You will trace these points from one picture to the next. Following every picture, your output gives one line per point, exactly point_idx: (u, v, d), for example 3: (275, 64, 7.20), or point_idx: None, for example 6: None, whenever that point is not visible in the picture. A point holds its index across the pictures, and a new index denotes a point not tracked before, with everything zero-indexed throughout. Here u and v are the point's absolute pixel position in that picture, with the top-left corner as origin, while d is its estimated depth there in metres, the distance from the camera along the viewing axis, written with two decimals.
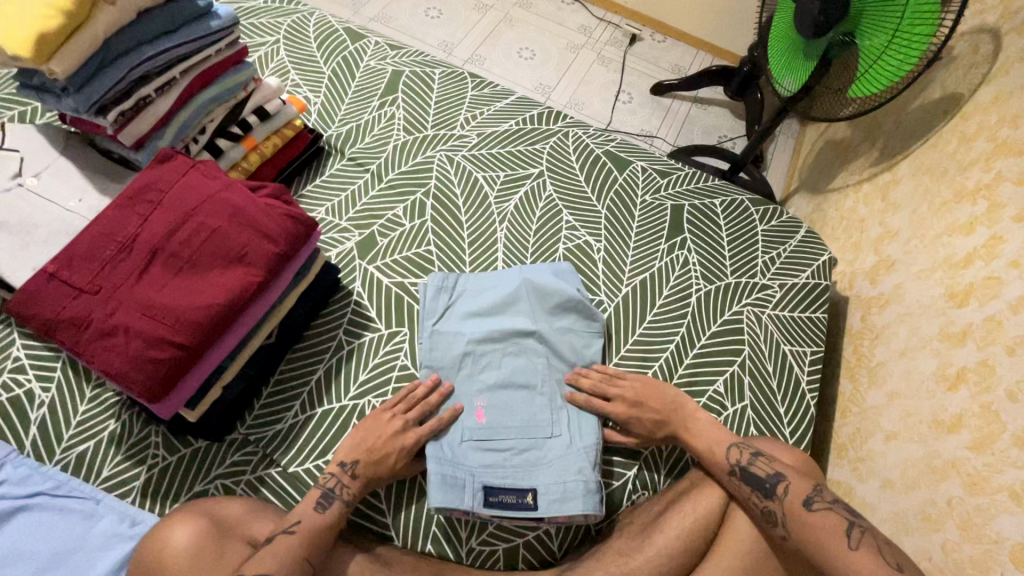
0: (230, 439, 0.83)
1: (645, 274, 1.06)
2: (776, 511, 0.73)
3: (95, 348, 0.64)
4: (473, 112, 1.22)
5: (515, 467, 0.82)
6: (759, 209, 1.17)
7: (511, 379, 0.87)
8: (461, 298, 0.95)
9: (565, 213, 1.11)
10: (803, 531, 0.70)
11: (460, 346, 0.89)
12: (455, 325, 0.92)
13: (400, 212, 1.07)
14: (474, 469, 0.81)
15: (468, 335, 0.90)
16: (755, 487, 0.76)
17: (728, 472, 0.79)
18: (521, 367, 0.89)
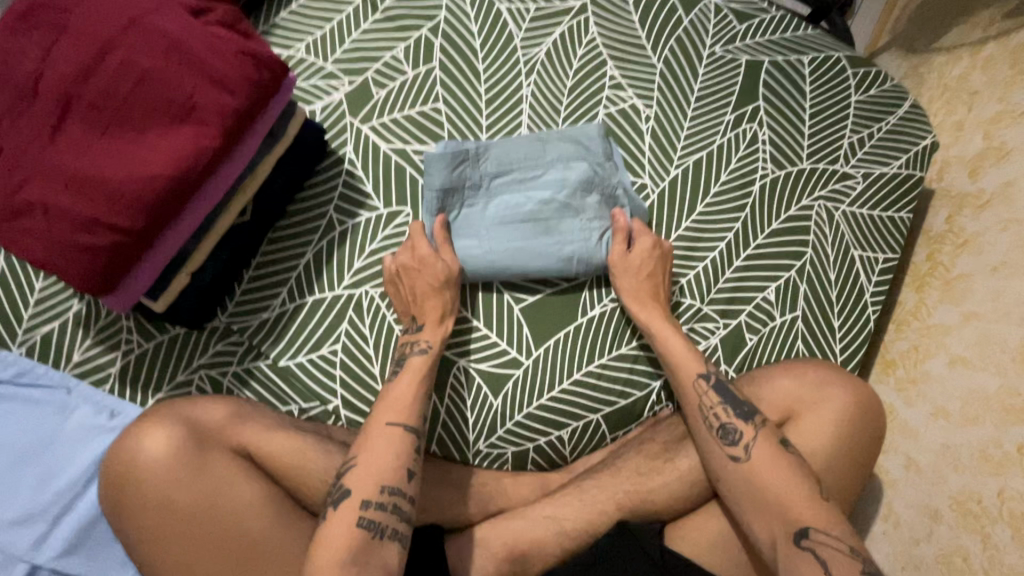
0: (211, 327, 0.74)
1: (701, 152, 0.86)
2: (742, 431, 0.67)
3: (12, 229, 0.52)
4: None
5: (527, 184, 0.79)
6: (857, 71, 0.92)
7: (532, 209, 0.78)
8: (490, 166, 0.79)
9: (610, 65, 0.87)
10: (769, 457, 0.65)
11: (489, 210, 0.78)
12: (486, 192, 0.79)
13: (399, 54, 0.84)
14: (487, 192, 0.79)
15: (497, 199, 0.79)
16: (729, 404, 0.70)
17: (700, 378, 0.72)
18: (544, 206, 0.78)
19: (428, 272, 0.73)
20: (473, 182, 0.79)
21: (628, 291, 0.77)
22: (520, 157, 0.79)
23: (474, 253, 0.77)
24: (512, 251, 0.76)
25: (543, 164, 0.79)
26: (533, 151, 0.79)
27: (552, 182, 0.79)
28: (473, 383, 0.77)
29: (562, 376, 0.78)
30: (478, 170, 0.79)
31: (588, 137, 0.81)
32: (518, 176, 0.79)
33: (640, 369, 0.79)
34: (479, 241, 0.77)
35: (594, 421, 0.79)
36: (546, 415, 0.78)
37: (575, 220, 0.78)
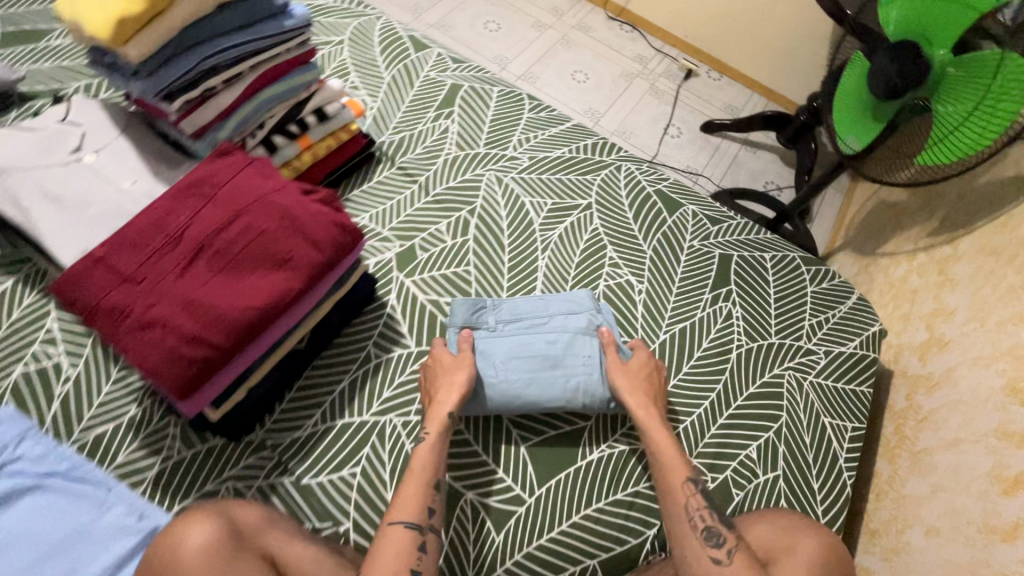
0: (247, 441, 0.81)
1: (685, 322, 1.02)
2: (726, 536, 0.74)
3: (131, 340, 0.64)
4: (527, 135, 1.21)
5: (534, 329, 0.93)
6: (810, 268, 1.13)
7: (540, 347, 0.90)
8: (503, 314, 0.95)
9: (609, 248, 1.09)
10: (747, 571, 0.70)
11: (503, 347, 0.90)
12: (500, 334, 0.93)
13: (442, 228, 1.05)
14: (500, 334, 0.92)
15: (510, 338, 0.92)
16: (710, 507, 0.77)
17: (688, 482, 0.79)
18: (552, 344, 0.90)
19: (450, 366, 0.86)
20: (489, 327, 0.93)
21: (626, 385, 0.86)
22: (528, 309, 0.95)
23: (490, 382, 0.87)
24: (525, 380, 0.87)
25: (548, 317, 0.94)
26: (539, 305, 0.95)
27: (556, 327, 0.93)
28: (478, 516, 0.82)
29: (562, 516, 0.83)
30: (496, 317, 0.94)
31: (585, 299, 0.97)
32: (529, 325, 0.93)
33: (635, 514, 0.84)
34: (495, 372, 0.88)
35: (591, 566, 0.81)
36: (545, 555, 0.81)
37: (585, 355, 0.90)
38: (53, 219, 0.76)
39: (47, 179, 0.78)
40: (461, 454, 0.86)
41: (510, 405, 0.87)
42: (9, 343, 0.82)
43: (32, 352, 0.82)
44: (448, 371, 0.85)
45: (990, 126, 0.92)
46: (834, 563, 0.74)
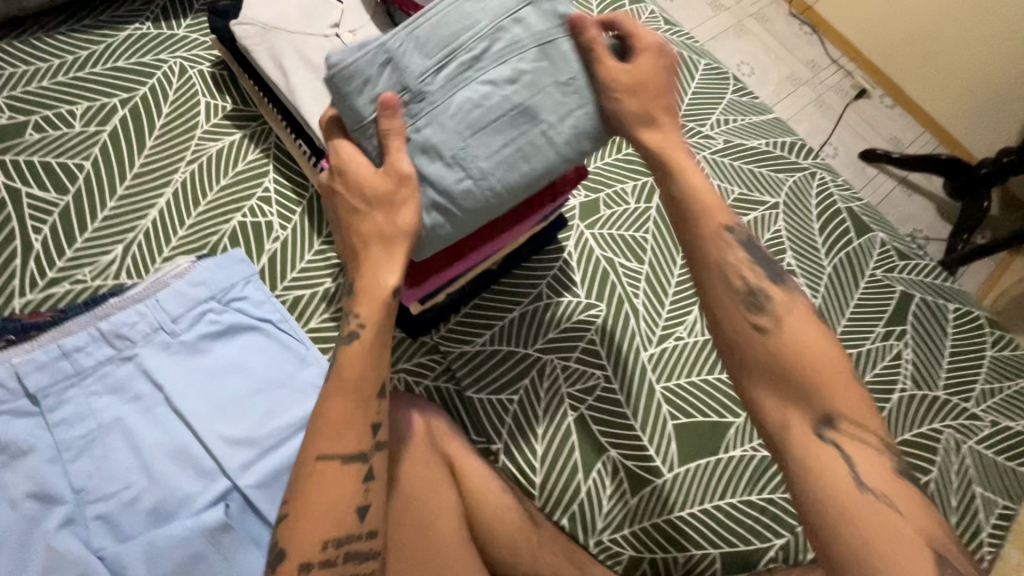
0: (421, 340, 0.85)
1: (851, 350, 0.98)
2: (771, 296, 0.60)
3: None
4: (726, 117, 1.16)
5: (459, 68, 0.64)
6: (995, 332, 1.05)
7: (482, 97, 0.64)
8: (406, 62, 0.64)
9: (789, 255, 1.04)
10: (798, 325, 0.58)
11: (449, 115, 0.64)
12: (430, 96, 0.64)
13: (628, 189, 1.04)
14: (428, 98, 0.64)
15: (444, 100, 0.64)
16: (756, 264, 0.63)
17: (723, 231, 0.64)
18: (495, 78, 0.65)
19: (380, 185, 0.63)
20: (413, 93, 0.64)
21: (634, 116, 0.66)
22: (451, 33, 0.64)
23: (454, 173, 0.65)
24: (505, 160, 0.65)
25: (480, 29, 0.64)
26: (451, 13, 0.64)
27: (492, 55, 0.64)
28: (617, 475, 0.83)
29: (695, 500, 0.83)
30: (415, 70, 0.64)
31: (515, 9, 0.64)
32: (457, 56, 0.64)
33: (766, 520, 0.84)
34: (462, 169, 0.65)
35: (713, 555, 0.81)
36: (671, 530, 0.82)
37: (551, 74, 0.65)
38: (310, 86, 0.79)
39: (308, 47, 0.81)
40: (609, 413, 0.86)
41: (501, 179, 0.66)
42: (231, 192, 0.88)
43: (249, 206, 0.87)
44: (390, 206, 0.63)
45: None
46: None
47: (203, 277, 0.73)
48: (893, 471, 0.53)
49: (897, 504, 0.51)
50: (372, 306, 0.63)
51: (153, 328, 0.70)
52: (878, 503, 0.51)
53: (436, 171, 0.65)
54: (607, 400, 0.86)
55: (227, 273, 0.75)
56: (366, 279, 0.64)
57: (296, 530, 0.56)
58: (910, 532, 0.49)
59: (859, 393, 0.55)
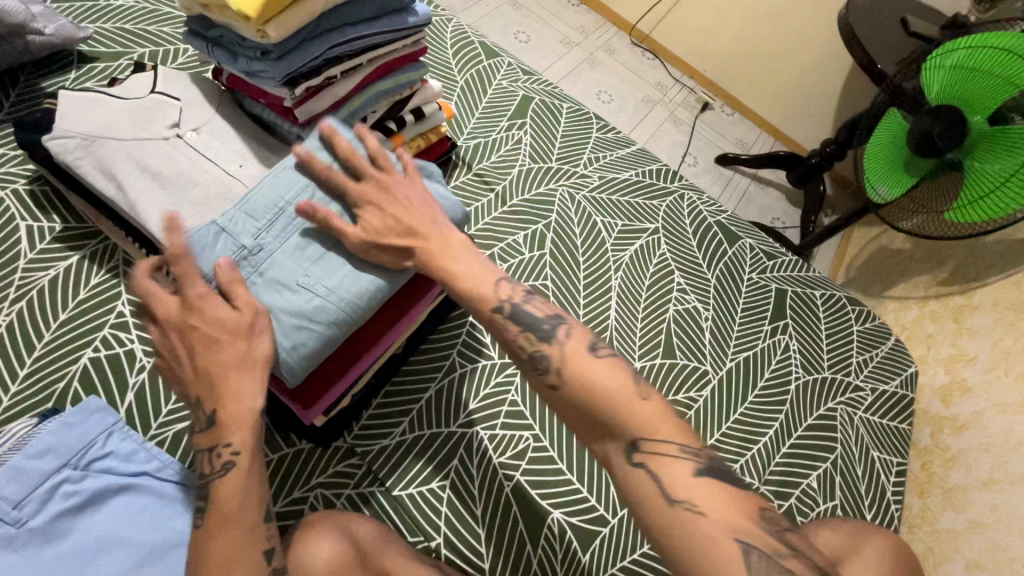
0: (334, 446, 0.78)
1: (748, 352, 1.06)
2: (550, 356, 0.63)
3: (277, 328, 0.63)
4: (596, 154, 1.23)
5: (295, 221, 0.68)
6: (855, 308, 1.19)
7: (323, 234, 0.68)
8: (242, 229, 0.66)
9: (677, 274, 1.11)
10: (580, 372, 0.61)
11: (293, 262, 0.66)
12: (271, 252, 0.66)
13: (520, 239, 1.05)
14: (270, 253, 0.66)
15: (288, 251, 0.67)
16: (526, 329, 0.66)
17: (494, 311, 0.67)
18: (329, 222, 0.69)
19: (233, 319, 0.60)
20: (254, 251, 0.65)
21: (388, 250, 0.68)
22: (279, 198, 0.68)
23: (302, 299, 0.64)
24: (348, 276, 0.67)
25: (312, 186, 0.70)
26: (275, 179, 0.69)
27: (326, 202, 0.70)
28: (565, 535, 0.81)
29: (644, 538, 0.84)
30: (248, 233, 0.66)
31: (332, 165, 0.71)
32: (288, 209, 0.68)
33: None
34: (311, 291, 0.65)
35: None
36: None
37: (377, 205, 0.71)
38: (152, 195, 0.71)
39: (143, 152, 0.73)
40: (545, 472, 0.84)
41: (353, 291, 0.66)
42: (74, 324, 0.76)
43: (100, 337, 0.76)
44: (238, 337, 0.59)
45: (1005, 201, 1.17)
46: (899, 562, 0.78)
47: (47, 444, 0.61)
48: (700, 470, 0.55)
49: (706, 506, 0.52)
50: (245, 432, 0.58)
51: None
52: (689, 513, 0.52)
53: (284, 300, 0.64)
54: (540, 460, 0.84)
55: (81, 431, 0.63)
56: (229, 402, 0.58)
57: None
58: (713, 532, 0.51)
59: (653, 409, 0.58)
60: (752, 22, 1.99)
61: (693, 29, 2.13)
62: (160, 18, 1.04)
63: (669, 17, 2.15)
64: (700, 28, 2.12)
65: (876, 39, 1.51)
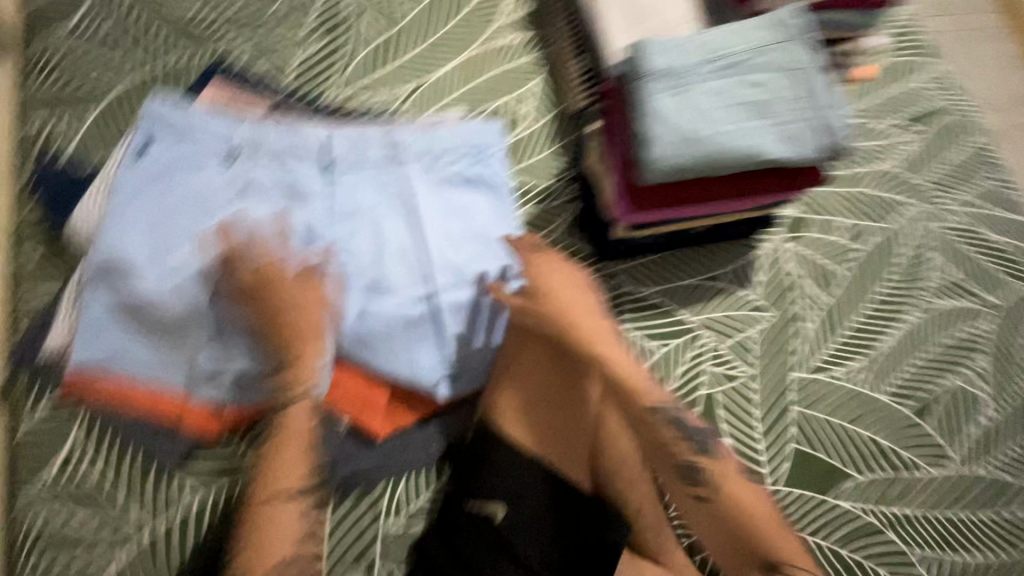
0: (598, 263, 0.92)
1: (1012, 479, 0.89)
2: (703, 468, 0.70)
3: (667, 133, 0.71)
4: (982, 200, 1.06)
5: (723, 68, 0.74)
6: None
7: (737, 92, 0.74)
8: (686, 55, 0.74)
9: (984, 357, 0.96)
10: (734, 494, 0.69)
11: (701, 99, 0.73)
12: (693, 79, 0.74)
13: (842, 225, 1.01)
14: (692, 82, 0.74)
15: (703, 86, 0.74)
16: (687, 437, 0.71)
17: (654, 411, 0.71)
18: (749, 85, 0.74)
19: (319, 320, 0.75)
20: (683, 72, 0.74)
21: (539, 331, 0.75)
22: (725, 45, 0.75)
23: (693, 128, 0.72)
24: (733, 134, 0.72)
25: (750, 51, 0.75)
26: (730, 32, 0.76)
27: (756, 70, 0.75)
28: None
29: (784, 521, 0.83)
30: (686, 58, 0.74)
31: (775, 47, 0.76)
32: (721, 60, 0.75)
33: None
34: (700, 126, 0.72)
35: None
36: None
37: (792, 97, 0.74)
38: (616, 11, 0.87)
39: None
40: (741, 404, 0.88)
41: (732, 146, 0.72)
42: (504, 78, 0.99)
43: (511, 96, 0.98)
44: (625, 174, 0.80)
45: None
46: None
47: (472, 133, 0.87)
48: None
49: None
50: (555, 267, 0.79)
51: (425, 151, 0.85)
52: None
53: (682, 122, 0.72)
54: (740, 396, 0.88)
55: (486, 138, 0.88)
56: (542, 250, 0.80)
57: (252, 560, 0.63)
58: None
59: (795, 540, 0.68)
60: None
61: None
62: None
63: None
64: None
65: None
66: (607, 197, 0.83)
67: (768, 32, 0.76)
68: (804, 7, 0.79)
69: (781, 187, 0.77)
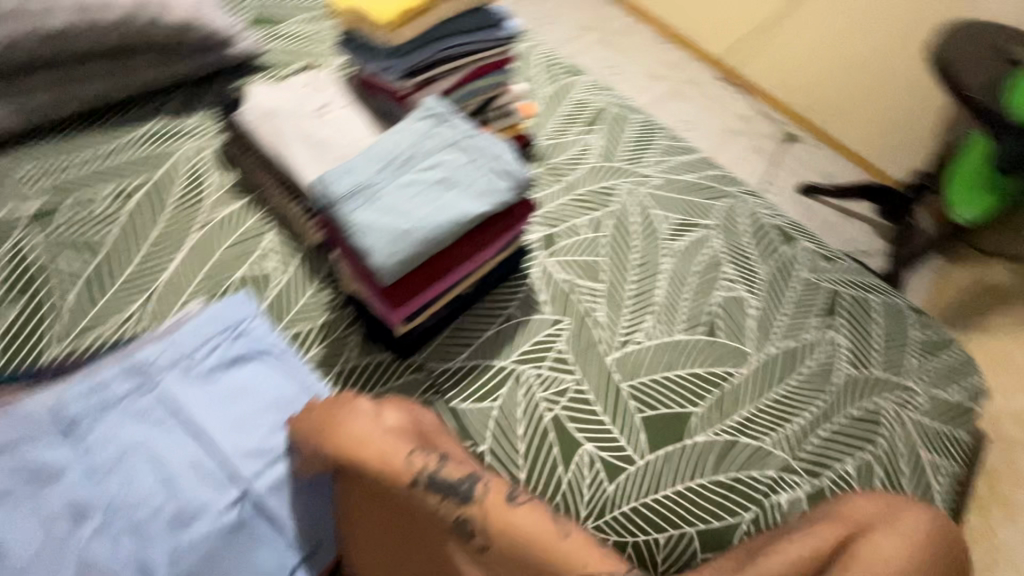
0: (408, 362, 0.96)
1: (793, 342, 1.11)
2: (470, 523, 0.72)
3: (382, 235, 0.78)
4: (662, 158, 1.35)
5: (399, 165, 0.85)
6: (915, 316, 1.20)
7: (422, 178, 0.84)
8: (365, 170, 0.83)
9: (727, 266, 1.19)
10: (506, 526, 0.71)
11: (395, 198, 0.82)
12: (380, 184, 0.82)
13: (582, 222, 1.19)
14: (381, 187, 0.82)
15: (391, 186, 0.83)
16: (446, 495, 0.73)
17: (412, 485, 0.73)
18: (428, 169, 0.85)
19: None
20: (369, 183, 0.82)
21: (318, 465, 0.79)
22: (393, 149, 0.86)
23: (400, 221, 0.80)
24: (434, 211, 0.82)
25: (414, 143, 0.87)
26: (391, 138, 0.88)
27: (427, 155, 0.87)
28: (594, 465, 0.91)
29: (666, 483, 0.91)
30: (367, 171, 0.83)
31: (434, 132, 0.89)
32: (397, 159, 0.85)
33: (734, 496, 0.92)
34: (406, 217, 0.80)
35: (688, 533, 0.88)
36: (650, 513, 0.88)
37: (465, 163, 0.87)
38: (303, 154, 0.95)
39: (301, 124, 0.99)
40: (582, 410, 0.95)
41: (438, 220, 0.81)
42: (236, 248, 1.01)
43: (252, 258, 1.00)
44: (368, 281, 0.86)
45: None
46: (943, 539, 0.80)
47: (215, 315, 0.89)
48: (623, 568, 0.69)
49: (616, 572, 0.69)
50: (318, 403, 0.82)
51: (175, 359, 0.85)
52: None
53: (390, 222, 0.79)
54: (579, 401, 0.96)
55: (234, 312, 0.91)
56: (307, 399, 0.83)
57: None
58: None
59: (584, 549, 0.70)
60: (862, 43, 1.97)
61: (778, 64, 2.22)
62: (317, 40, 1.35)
63: (759, 51, 2.24)
64: (788, 61, 2.18)
65: None
66: (372, 307, 0.88)
67: (422, 124, 0.90)
68: (442, 97, 0.96)
69: (501, 229, 0.90)
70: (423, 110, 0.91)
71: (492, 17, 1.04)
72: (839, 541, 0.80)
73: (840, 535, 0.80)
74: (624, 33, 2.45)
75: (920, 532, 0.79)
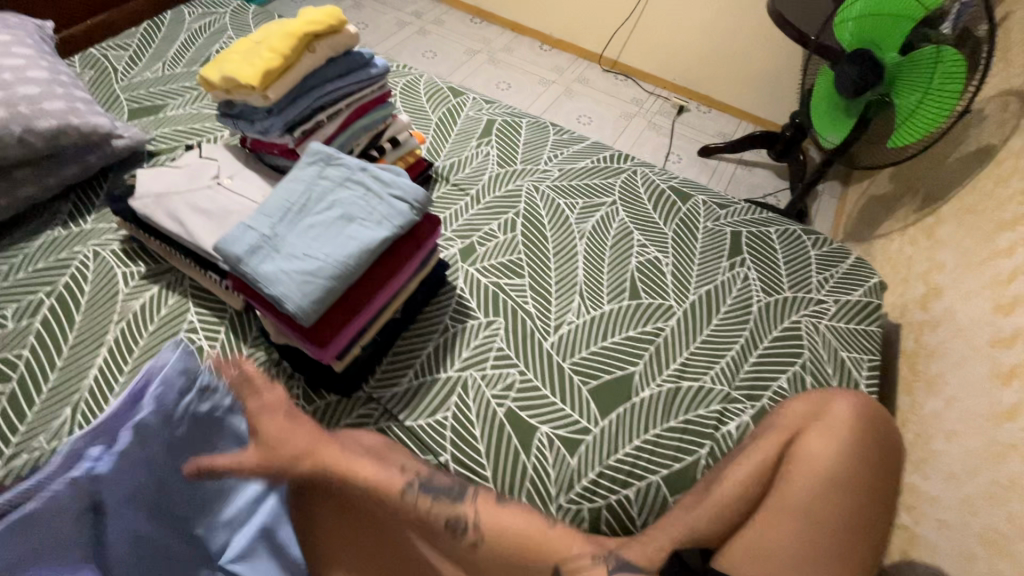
0: (356, 396, 0.98)
1: (708, 286, 1.19)
2: (464, 520, 0.83)
3: (292, 279, 0.81)
4: (555, 152, 1.44)
5: (296, 213, 0.88)
6: (811, 237, 1.31)
7: (320, 220, 0.88)
8: (264, 223, 0.86)
9: (636, 233, 1.28)
10: (493, 517, 0.83)
11: (297, 243, 0.85)
12: (281, 235, 0.86)
13: (495, 227, 1.26)
14: (282, 236, 0.85)
15: (292, 234, 0.86)
16: (443, 498, 0.85)
17: (407, 493, 0.85)
18: (325, 210, 0.89)
19: None
20: (270, 235, 0.85)
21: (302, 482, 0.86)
22: (287, 198, 0.90)
23: (307, 263, 0.83)
24: (338, 246, 0.85)
25: (308, 189, 0.91)
26: (284, 189, 0.91)
27: (322, 198, 0.91)
28: (553, 444, 0.95)
29: (624, 442, 0.96)
30: (266, 224, 0.86)
31: (324, 174, 0.93)
32: (293, 207, 0.89)
33: (688, 436, 0.97)
34: (311, 257, 0.83)
35: (655, 481, 0.93)
36: (615, 473, 0.93)
37: (360, 197, 0.92)
38: (203, 225, 0.97)
39: (196, 198, 1.00)
40: (532, 397, 1.00)
41: (343, 253, 0.84)
42: (160, 332, 1.01)
43: (179, 338, 1.00)
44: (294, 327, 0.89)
45: (940, 109, 1.26)
46: (870, 418, 0.88)
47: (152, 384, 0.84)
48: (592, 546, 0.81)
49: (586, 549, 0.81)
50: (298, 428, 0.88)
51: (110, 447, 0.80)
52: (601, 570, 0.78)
53: (296, 265, 0.82)
54: (527, 389, 1.01)
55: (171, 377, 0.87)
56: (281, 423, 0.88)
57: None
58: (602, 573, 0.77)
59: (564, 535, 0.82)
60: (715, 10, 2.14)
61: (649, 48, 2.40)
62: (203, 118, 1.38)
63: (630, 40, 2.41)
64: (658, 43, 2.36)
65: (798, 10, 1.67)
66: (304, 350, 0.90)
67: (310, 170, 0.94)
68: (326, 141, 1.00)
69: (411, 250, 0.95)
70: (311, 157, 0.96)
71: (360, 57, 1.09)
72: (783, 446, 0.87)
73: (780, 443, 0.87)
74: (508, 50, 2.59)
75: (849, 416, 0.87)
